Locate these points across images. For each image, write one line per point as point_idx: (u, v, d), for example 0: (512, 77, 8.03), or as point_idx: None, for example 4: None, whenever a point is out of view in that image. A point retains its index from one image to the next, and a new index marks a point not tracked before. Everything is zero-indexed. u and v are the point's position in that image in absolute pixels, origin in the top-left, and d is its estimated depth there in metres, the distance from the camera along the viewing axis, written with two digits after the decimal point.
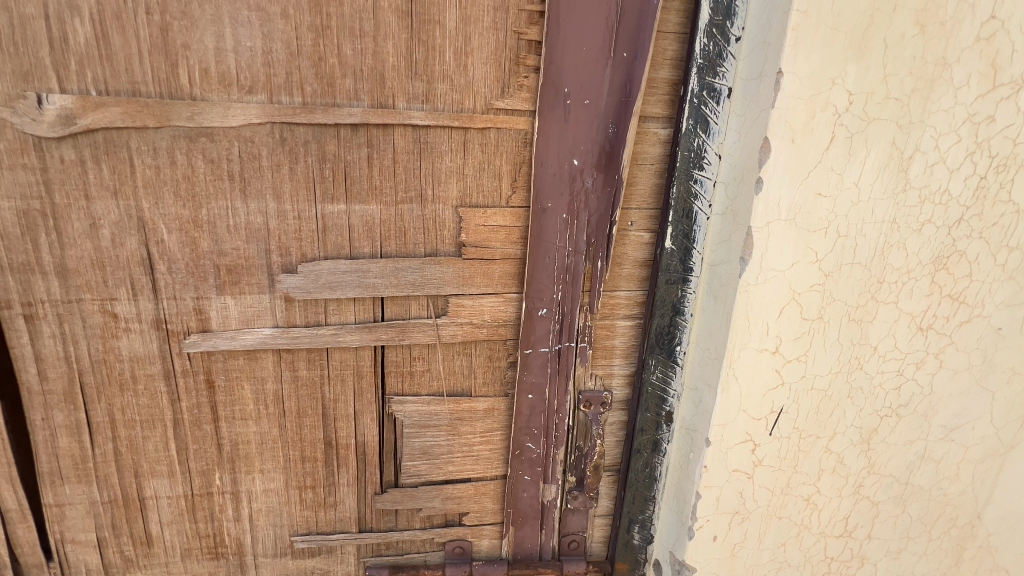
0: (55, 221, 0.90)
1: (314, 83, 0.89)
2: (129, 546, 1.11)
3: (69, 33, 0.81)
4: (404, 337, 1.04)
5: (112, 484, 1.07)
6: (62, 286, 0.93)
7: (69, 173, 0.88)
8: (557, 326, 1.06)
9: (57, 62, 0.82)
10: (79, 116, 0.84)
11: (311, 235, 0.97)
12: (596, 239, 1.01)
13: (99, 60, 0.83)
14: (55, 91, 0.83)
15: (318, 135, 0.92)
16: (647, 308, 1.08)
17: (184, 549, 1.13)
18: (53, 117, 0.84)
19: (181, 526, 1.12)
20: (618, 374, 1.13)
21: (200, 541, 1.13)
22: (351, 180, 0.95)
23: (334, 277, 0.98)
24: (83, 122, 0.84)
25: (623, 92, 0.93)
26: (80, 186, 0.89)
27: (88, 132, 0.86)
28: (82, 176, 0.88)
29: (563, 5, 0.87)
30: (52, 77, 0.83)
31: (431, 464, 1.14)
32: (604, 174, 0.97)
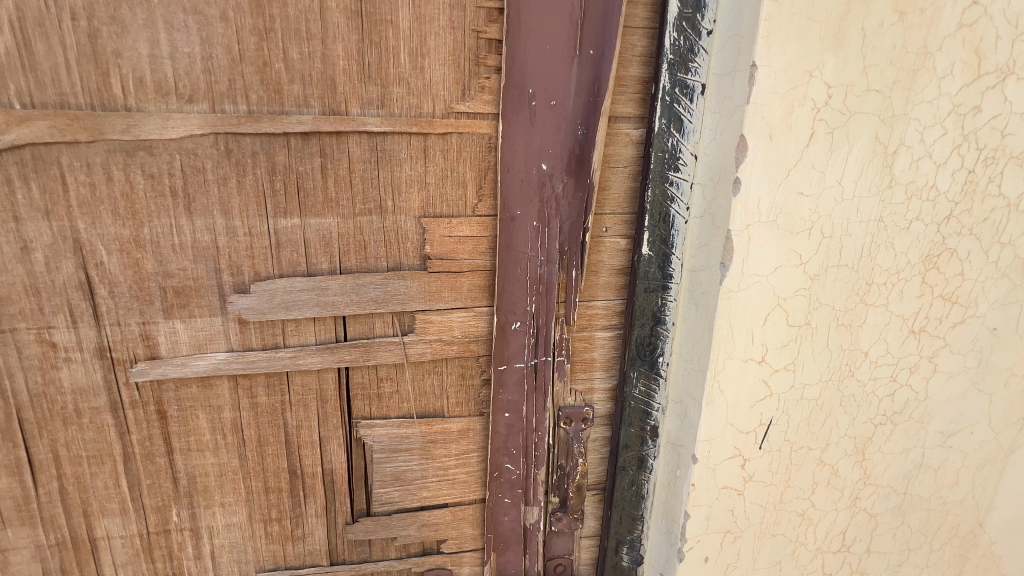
0: None
1: (259, 90, 0.83)
2: None
3: None
4: (370, 357, 0.97)
5: (60, 525, 0.99)
6: None
7: None
8: (532, 340, 1.00)
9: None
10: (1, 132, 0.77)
11: (263, 252, 0.90)
12: (569, 247, 0.96)
13: (22, 70, 0.77)
14: None
15: (266, 145, 0.86)
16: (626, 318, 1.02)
17: None
18: None
19: (138, 567, 1.04)
20: (599, 389, 1.07)
21: None
22: (305, 193, 0.89)
23: (290, 296, 0.92)
24: (6, 138, 0.78)
25: (591, 91, 0.87)
26: (8, 207, 0.82)
27: (13, 148, 0.79)
28: (9, 196, 0.82)
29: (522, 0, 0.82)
30: None
31: (405, 490, 1.07)
32: (575, 178, 0.92)
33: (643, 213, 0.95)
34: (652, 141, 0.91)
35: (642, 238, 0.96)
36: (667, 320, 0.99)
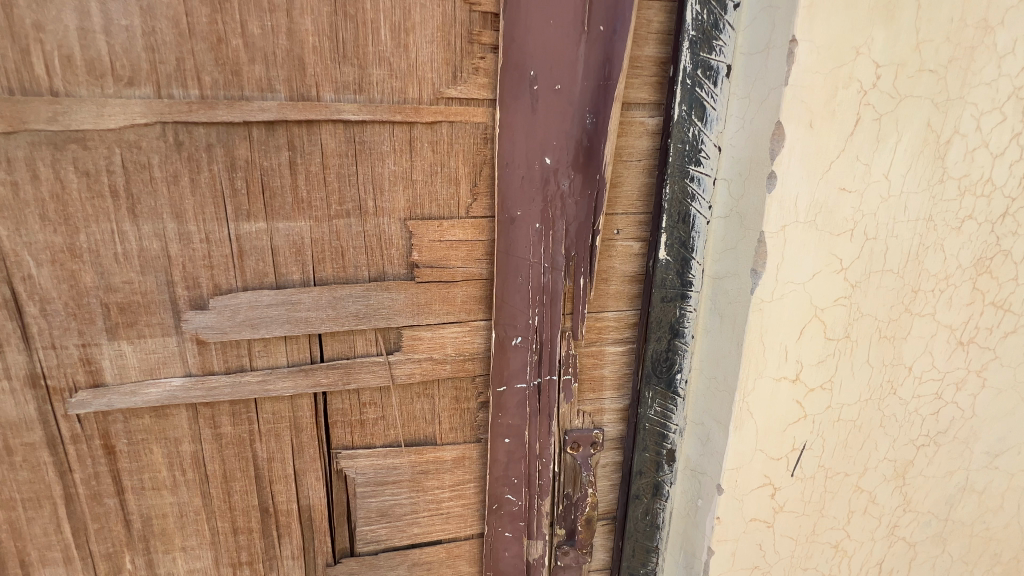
0: None
1: (213, 71, 0.70)
2: None
3: None
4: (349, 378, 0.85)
5: None
6: None
7: None
8: (535, 357, 0.89)
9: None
10: None
11: (224, 261, 0.78)
12: (576, 252, 0.85)
13: None
14: None
15: (223, 136, 0.73)
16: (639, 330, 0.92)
17: None
18: None
19: None
20: (609, 410, 0.96)
21: None
22: (271, 193, 0.76)
23: (255, 312, 0.79)
24: None
25: (601, 74, 0.77)
26: None
27: None
28: None
29: None
30: None
31: (393, 527, 0.95)
32: (583, 174, 0.81)
33: (659, 211, 0.84)
34: (670, 131, 0.80)
35: (658, 241, 0.85)
36: (686, 332, 0.88)
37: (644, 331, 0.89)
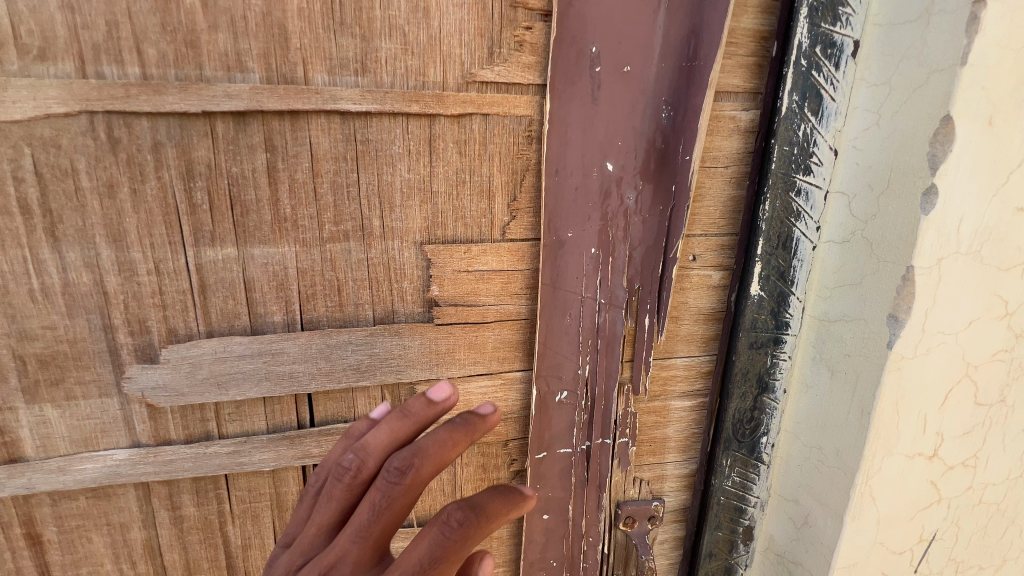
0: None
1: (160, 41, 0.51)
2: None
3: None
4: (359, 444, 0.48)
5: None
6: None
7: None
8: (584, 416, 0.70)
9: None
10: None
11: (180, 300, 0.58)
12: (641, 284, 0.66)
13: None
14: None
15: (176, 132, 0.53)
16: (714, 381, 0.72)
17: None
18: None
19: None
20: (671, 477, 0.77)
21: None
22: (244, 209, 0.56)
23: (223, 367, 0.60)
24: None
25: (685, 51, 0.58)
26: None
27: None
28: None
29: None
30: None
31: None
32: (654, 184, 0.62)
33: (750, 233, 0.64)
34: (773, 128, 0.60)
35: (748, 271, 0.65)
36: (777, 386, 0.69)
37: (723, 384, 0.70)
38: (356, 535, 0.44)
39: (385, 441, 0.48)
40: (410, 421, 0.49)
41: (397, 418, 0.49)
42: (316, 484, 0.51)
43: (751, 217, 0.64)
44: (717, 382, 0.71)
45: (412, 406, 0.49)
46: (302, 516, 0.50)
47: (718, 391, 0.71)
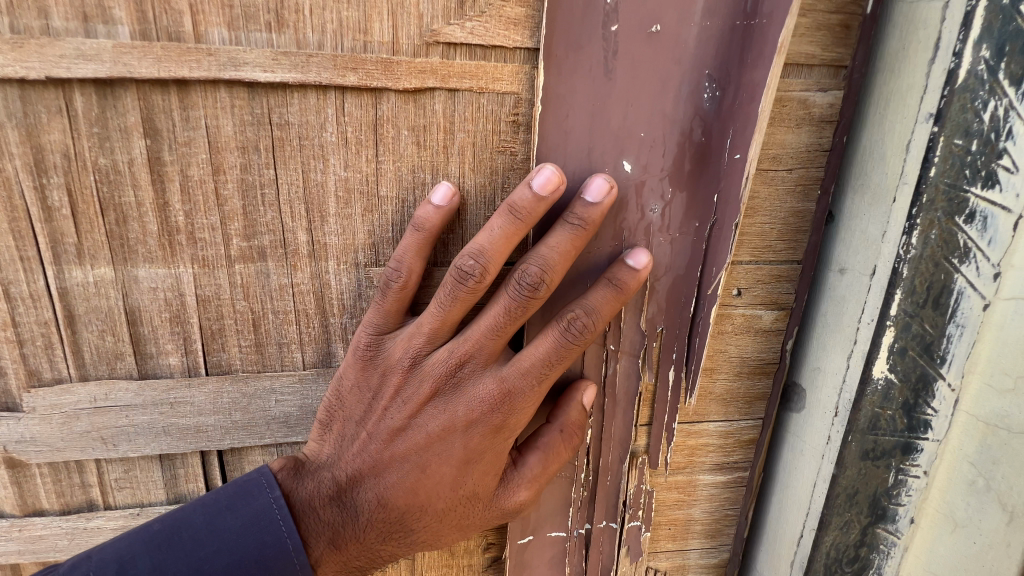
0: None
1: None
2: None
3: None
4: (534, 205, 0.40)
5: None
6: None
7: None
8: (584, 493, 0.54)
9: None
10: None
11: (41, 335, 0.44)
12: (666, 326, 0.48)
13: None
14: None
15: (16, 106, 0.38)
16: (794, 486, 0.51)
17: None
18: None
19: None
20: (695, 568, 0.60)
21: None
22: (118, 213, 0.41)
23: (107, 419, 0.46)
24: None
25: (740, 5, 0.40)
26: None
27: None
28: None
29: None
30: None
31: None
32: (688, 192, 0.45)
33: (875, 285, 0.42)
34: (936, 108, 0.37)
35: (870, 344, 0.42)
36: (901, 513, 0.46)
37: (813, 501, 0.48)
38: (489, 331, 0.42)
39: (512, 226, 0.40)
40: (467, 291, 0.41)
41: (455, 286, 0.41)
42: (361, 393, 0.44)
43: (883, 258, 0.41)
44: (804, 494, 0.50)
45: (521, 201, 0.40)
46: (353, 416, 0.45)
47: (805, 510, 0.49)
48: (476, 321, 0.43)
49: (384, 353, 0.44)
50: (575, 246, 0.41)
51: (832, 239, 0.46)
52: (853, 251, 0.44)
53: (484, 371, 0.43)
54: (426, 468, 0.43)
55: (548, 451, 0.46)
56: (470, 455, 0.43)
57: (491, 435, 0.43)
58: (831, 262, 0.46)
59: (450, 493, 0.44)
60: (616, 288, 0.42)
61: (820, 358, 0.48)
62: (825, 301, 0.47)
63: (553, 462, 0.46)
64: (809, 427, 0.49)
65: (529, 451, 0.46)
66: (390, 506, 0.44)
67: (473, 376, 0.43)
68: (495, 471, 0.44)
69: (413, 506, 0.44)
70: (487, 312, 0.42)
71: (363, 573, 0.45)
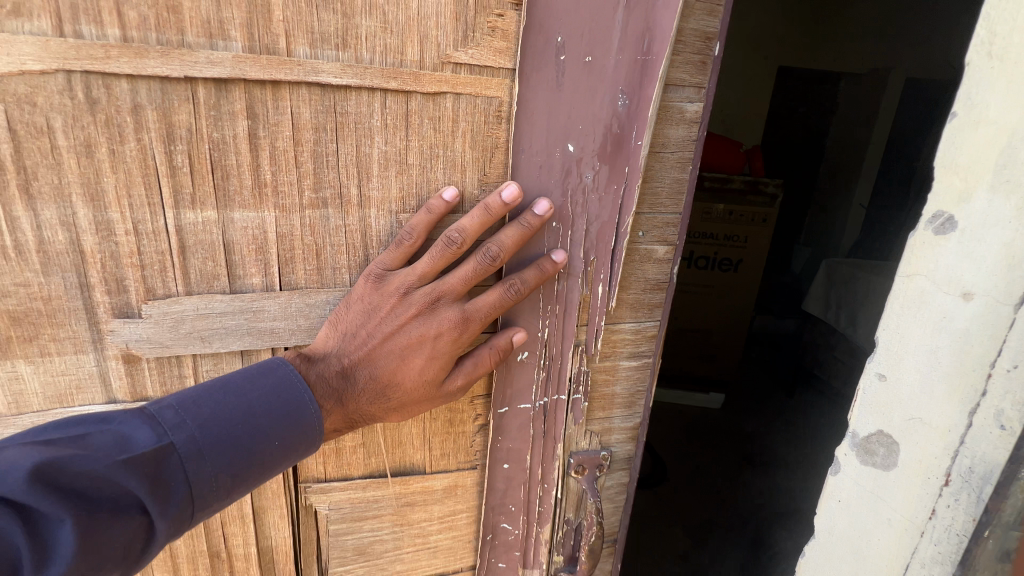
0: None
1: (139, 3, 0.51)
2: None
3: None
4: (501, 209, 0.63)
5: None
6: None
7: None
8: (542, 375, 0.78)
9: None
10: None
11: (158, 261, 0.60)
12: (596, 256, 0.73)
13: None
14: None
15: (157, 95, 0.55)
16: (895, 516, 0.64)
17: None
18: None
19: None
20: (618, 429, 0.87)
21: None
22: (224, 172, 0.59)
23: (206, 323, 0.63)
24: None
25: (639, 47, 0.64)
26: None
27: None
28: None
29: None
30: None
31: (372, 566, 0.83)
32: (610, 166, 0.69)
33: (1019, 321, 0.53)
34: None
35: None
36: None
37: (923, 550, 0.61)
38: (459, 281, 0.64)
39: (485, 219, 0.63)
40: (450, 255, 0.62)
41: (444, 248, 0.62)
42: (365, 306, 0.64)
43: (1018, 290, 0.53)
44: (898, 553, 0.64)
45: (494, 203, 0.62)
46: (354, 323, 0.64)
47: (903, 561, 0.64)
48: (452, 273, 0.64)
49: (387, 282, 0.64)
50: (522, 238, 0.65)
51: (945, 252, 0.57)
52: (979, 276, 0.55)
53: (452, 305, 0.65)
54: (404, 359, 0.65)
55: (479, 358, 0.69)
56: (433, 354, 0.66)
57: (449, 345, 0.66)
58: (947, 288, 0.57)
59: (418, 378, 0.66)
60: (541, 269, 0.67)
61: (921, 412, 0.60)
62: (933, 326, 0.59)
63: (482, 366, 0.69)
64: (905, 483, 0.62)
65: (467, 358, 0.69)
66: (379, 381, 0.65)
67: (445, 307, 0.65)
68: (447, 366, 0.67)
69: (393, 384, 0.66)
70: (460, 268, 0.64)
71: (349, 427, 0.66)
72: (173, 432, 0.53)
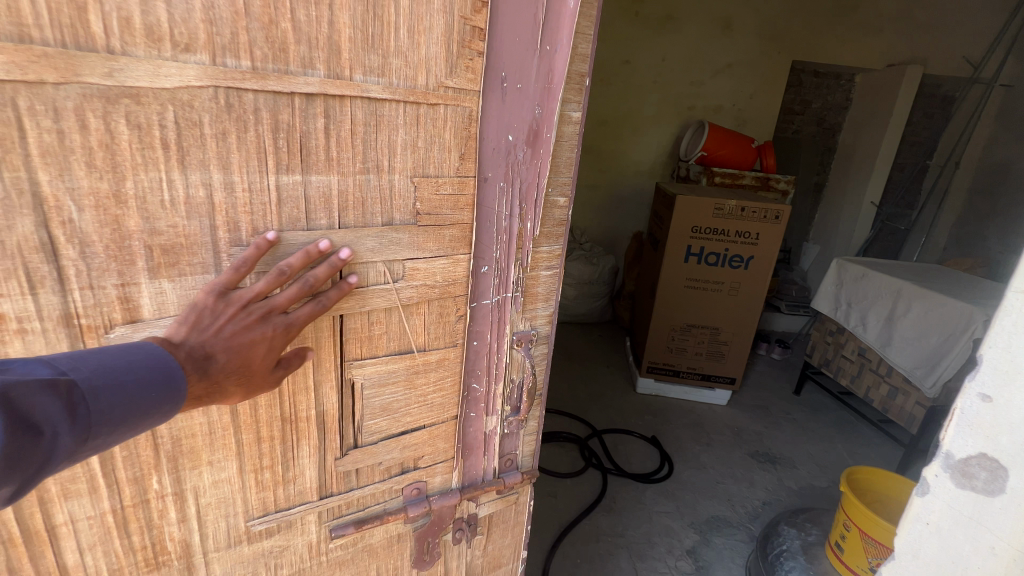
0: None
1: (264, 46, 0.85)
2: None
3: None
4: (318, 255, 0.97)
5: (7, 519, 0.91)
6: None
7: None
8: (496, 280, 1.23)
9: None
10: None
11: (262, 209, 0.93)
12: (525, 204, 1.19)
13: None
14: None
15: (270, 102, 0.88)
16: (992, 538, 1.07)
17: (112, 571, 1.04)
18: None
19: (108, 546, 1.02)
20: (542, 316, 1.35)
21: (133, 556, 1.05)
22: (308, 151, 0.94)
23: (292, 249, 0.97)
24: None
25: (547, 79, 1.10)
26: None
27: None
28: None
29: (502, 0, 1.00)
30: None
31: (391, 419, 1.22)
32: (532, 149, 1.15)
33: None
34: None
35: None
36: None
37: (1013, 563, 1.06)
38: (285, 298, 0.94)
39: (307, 261, 0.96)
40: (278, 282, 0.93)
41: (275, 278, 0.92)
42: (215, 312, 0.89)
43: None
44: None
45: (313, 249, 0.96)
46: (205, 321, 0.89)
47: None
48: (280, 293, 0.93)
49: (229, 296, 0.90)
50: (331, 273, 0.98)
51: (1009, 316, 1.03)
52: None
53: (280, 315, 0.94)
54: (247, 350, 0.91)
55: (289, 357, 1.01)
56: (270, 345, 0.94)
57: (279, 340, 0.95)
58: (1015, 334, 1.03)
59: (255, 363, 0.94)
60: (341, 290, 1.01)
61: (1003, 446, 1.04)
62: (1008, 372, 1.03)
63: (291, 362, 1.01)
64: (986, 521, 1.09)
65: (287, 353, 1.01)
66: (230, 368, 0.90)
67: (275, 316, 0.94)
68: (273, 355, 0.96)
69: (241, 368, 0.92)
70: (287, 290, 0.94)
71: (206, 394, 0.88)
72: (71, 372, 0.74)
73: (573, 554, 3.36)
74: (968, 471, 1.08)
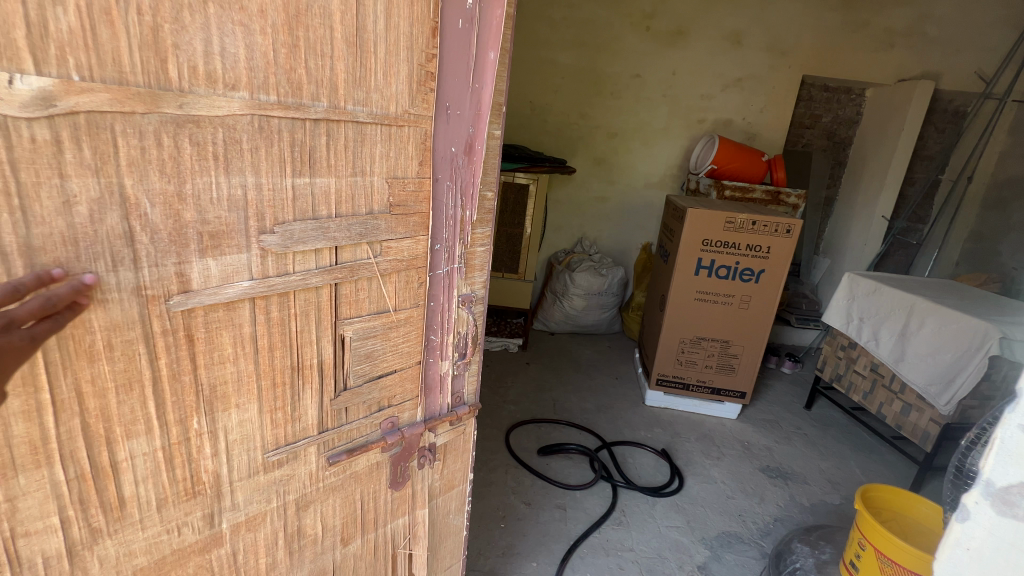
0: (20, 200, 0.95)
1: (285, 86, 1.19)
2: (98, 516, 1.20)
3: (50, 20, 0.91)
4: (53, 278, 1.00)
5: (79, 458, 1.14)
6: (25, 263, 0.98)
7: (40, 152, 0.95)
8: (446, 255, 1.64)
9: (33, 47, 0.90)
10: (60, 98, 0.94)
11: (281, 203, 1.27)
12: (465, 198, 1.61)
13: (83, 47, 0.95)
14: (28, 72, 0.91)
15: (290, 124, 1.22)
16: None
17: (159, 500, 1.29)
18: (30, 99, 0.92)
19: (156, 479, 1.27)
20: (478, 282, 1.78)
21: (175, 487, 1.31)
22: (315, 160, 1.28)
23: (306, 233, 1.31)
24: (64, 104, 0.95)
25: (477, 107, 1.52)
26: (53, 165, 0.97)
27: (67, 114, 0.96)
28: (56, 155, 0.96)
29: (445, 52, 1.39)
30: (26, 58, 0.90)
31: (372, 364, 1.59)
32: (469, 157, 1.57)
33: None
34: None
35: None
36: None
37: None
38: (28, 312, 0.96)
39: (44, 282, 0.98)
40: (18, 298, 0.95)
41: (11, 294, 0.94)
42: None
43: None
44: None
45: (49, 274, 0.99)
46: None
47: None
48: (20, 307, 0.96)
49: None
50: (75, 296, 1.03)
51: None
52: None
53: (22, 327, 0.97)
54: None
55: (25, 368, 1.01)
56: (14, 356, 0.96)
57: (25, 351, 0.98)
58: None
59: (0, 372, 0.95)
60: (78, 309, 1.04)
61: None
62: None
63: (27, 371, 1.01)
64: None
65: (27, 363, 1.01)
66: None
67: (16, 328, 0.96)
68: (13, 366, 0.97)
69: None
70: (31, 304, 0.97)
71: None
72: None
73: (584, 570, 3.42)
74: (1009, 499, 1.07)
